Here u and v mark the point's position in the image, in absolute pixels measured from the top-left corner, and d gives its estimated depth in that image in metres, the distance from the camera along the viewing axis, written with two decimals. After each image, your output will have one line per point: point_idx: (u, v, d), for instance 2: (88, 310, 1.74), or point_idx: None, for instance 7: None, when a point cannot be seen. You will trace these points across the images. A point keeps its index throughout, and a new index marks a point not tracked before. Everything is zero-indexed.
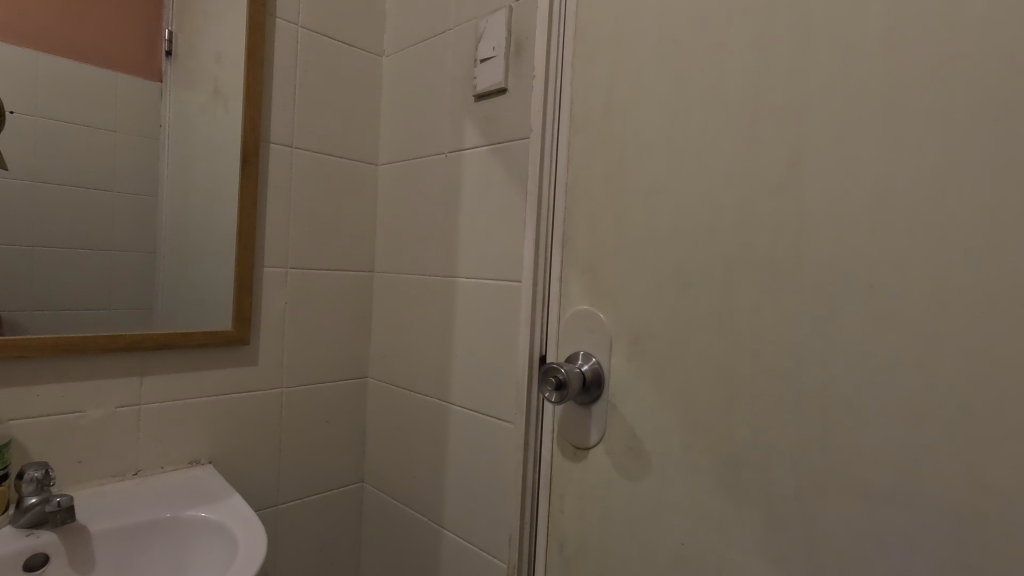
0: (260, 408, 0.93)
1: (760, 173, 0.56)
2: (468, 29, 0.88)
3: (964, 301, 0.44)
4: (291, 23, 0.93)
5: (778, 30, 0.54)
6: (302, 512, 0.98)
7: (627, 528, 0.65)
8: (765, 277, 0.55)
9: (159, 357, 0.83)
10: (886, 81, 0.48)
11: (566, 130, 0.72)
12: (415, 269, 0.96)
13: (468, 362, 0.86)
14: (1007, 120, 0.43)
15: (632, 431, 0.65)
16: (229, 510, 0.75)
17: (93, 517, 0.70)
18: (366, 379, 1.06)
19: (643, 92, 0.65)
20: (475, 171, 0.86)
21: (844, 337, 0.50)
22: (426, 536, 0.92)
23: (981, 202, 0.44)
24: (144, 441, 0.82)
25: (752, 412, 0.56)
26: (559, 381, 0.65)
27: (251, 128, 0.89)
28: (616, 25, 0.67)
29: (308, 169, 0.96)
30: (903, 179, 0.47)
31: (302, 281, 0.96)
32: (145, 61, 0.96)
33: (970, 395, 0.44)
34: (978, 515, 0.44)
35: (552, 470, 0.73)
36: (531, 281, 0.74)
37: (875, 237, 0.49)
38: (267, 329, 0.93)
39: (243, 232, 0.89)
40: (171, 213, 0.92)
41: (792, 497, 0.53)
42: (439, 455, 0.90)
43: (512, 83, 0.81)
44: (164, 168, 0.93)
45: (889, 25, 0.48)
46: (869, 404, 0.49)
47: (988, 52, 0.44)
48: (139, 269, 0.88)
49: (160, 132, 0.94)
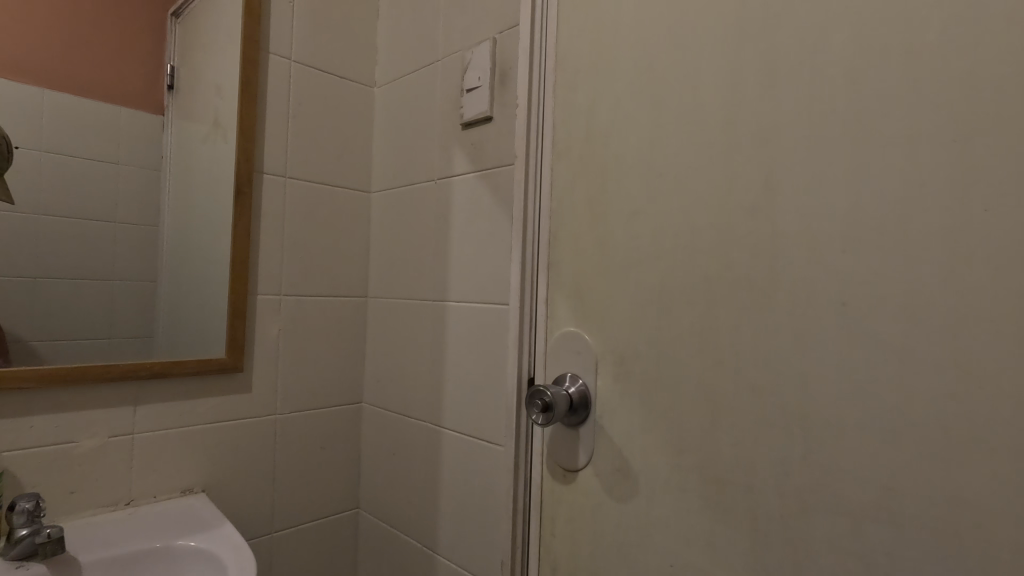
0: (254, 435, 0.93)
1: (735, 197, 0.57)
2: (455, 60, 0.91)
3: (933, 316, 0.45)
4: (283, 58, 0.96)
5: (748, 58, 0.56)
6: (296, 541, 0.98)
7: (617, 551, 0.64)
8: (743, 296, 0.56)
9: (154, 386, 0.84)
10: (850, 104, 0.50)
11: (548, 157, 0.74)
12: (408, 293, 0.97)
13: (460, 386, 0.87)
14: (966, 141, 0.44)
15: (619, 451, 0.65)
16: (221, 538, 0.75)
17: (84, 548, 0.71)
18: (361, 405, 1.07)
19: (621, 118, 0.66)
20: (465, 197, 0.88)
21: (819, 354, 0.51)
22: (420, 563, 0.91)
23: (943, 220, 0.45)
24: (137, 470, 0.83)
25: (735, 432, 0.56)
26: (546, 404, 0.65)
27: (245, 159, 0.91)
28: (595, 56, 0.69)
29: (301, 197, 0.98)
30: (870, 197, 0.48)
31: (296, 307, 0.97)
32: (148, 95, 0.98)
33: (944, 410, 0.45)
34: (957, 530, 0.44)
35: (542, 493, 0.73)
36: (519, 305, 0.75)
37: (846, 255, 0.50)
38: (260, 356, 0.94)
39: (236, 260, 0.90)
40: (172, 245, 0.94)
41: (777, 515, 0.53)
42: (433, 481, 0.90)
43: (497, 111, 0.83)
44: (166, 199, 0.94)
45: (850, 54, 0.50)
46: (847, 422, 0.49)
47: (942, 77, 0.45)
48: (139, 299, 0.90)
49: (161, 163, 0.95)
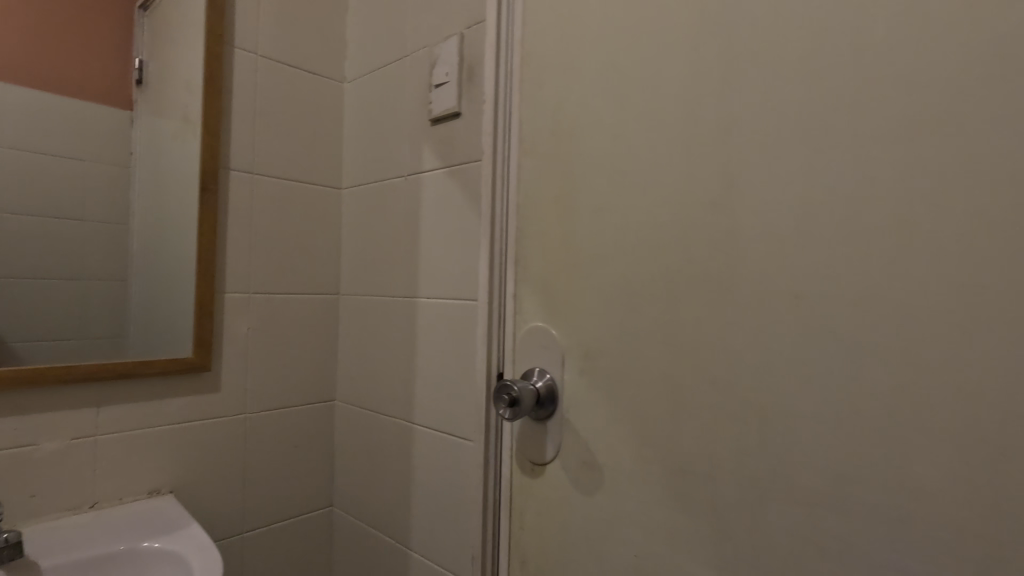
0: (224, 435, 0.92)
1: (695, 192, 0.58)
2: (423, 55, 0.90)
3: (881, 309, 0.47)
4: (249, 52, 0.95)
5: (707, 55, 0.57)
6: (268, 540, 0.97)
7: (583, 543, 0.65)
8: (702, 291, 0.57)
9: (119, 386, 0.83)
10: (804, 102, 0.51)
11: (515, 154, 0.74)
12: (379, 290, 0.97)
13: (431, 382, 0.87)
14: (911, 139, 0.45)
15: (586, 444, 0.65)
16: (188, 540, 0.74)
17: (45, 552, 0.69)
18: (334, 402, 1.06)
19: (586, 114, 0.67)
20: (434, 192, 0.87)
21: (775, 346, 0.52)
22: (394, 559, 0.91)
23: (889, 216, 0.46)
24: (101, 472, 0.81)
25: (696, 423, 0.57)
26: (512, 399, 0.65)
27: (210, 155, 0.90)
28: (560, 52, 0.70)
29: (270, 194, 0.97)
30: (822, 193, 0.50)
31: (265, 305, 0.96)
32: (116, 91, 0.96)
33: (891, 400, 0.46)
34: (903, 515, 0.45)
35: (511, 487, 0.73)
36: (487, 300, 0.76)
37: (800, 249, 0.51)
38: (229, 355, 0.93)
39: (202, 258, 0.89)
40: (142, 242, 0.92)
41: (736, 505, 0.54)
42: (406, 478, 0.90)
43: (465, 107, 0.83)
44: (133, 196, 0.93)
45: (804, 52, 0.51)
46: (801, 412, 0.50)
47: (888, 76, 0.47)
48: (108, 298, 0.88)
49: (131, 159, 0.95)
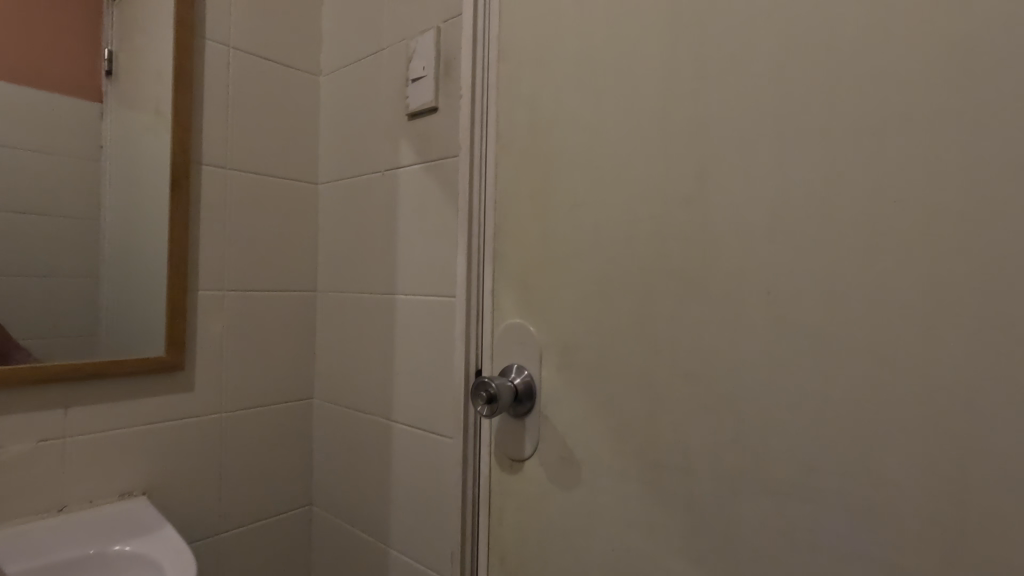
0: (198, 435, 0.91)
1: (670, 188, 0.58)
2: (400, 49, 0.89)
3: (850, 304, 0.47)
4: (220, 44, 0.93)
5: (681, 52, 0.57)
6: (245, 540, 0.96)
7: (562, 538, 0.66)
8: (678, 286, 0.57)
9: (88, 386, 0.81)
10: (775, 99, 0.51)
11: (492, 150, 0.74)
12: (357, 286, 0.96)
13: (410, 379, 0.86)
14: (878, 137, 0.46)
15: (564, 440, 0.66)
16: (161, 542, 0.73)
17: (12, 558, 0.68)
18: (312, 400, 1.05)
19: (562, 110, 0.67)
20: (412, 188, 0.86)
21: (748, 341, 0.53)
22: (374, 557, 0.91)
23: (858, 212, 0.47)
24: (71, 475, 0.79)
25: (672, 418, 0.57)
26: (490, 396, 0.65)
27: (181, 149, 0.87)
28: (536, 47, 0.69)
29: (244, 189, 0.95)
30: (794, 189, 0.50)
31: (240, 303, 0.95)
32: (85, 82, 0.93)
33: (860, 393, 0.47)
34: (872, 505, 0.46)
35: (491, 483, 0.73)
36: (465, 296, 0.75)
37: (772, 244, 0.51)
38: (203, 353, 0.91)
39: (174, 255, 0.87)
40: (115, 237, 0.90)
41: (711, 498, 0.55)
42: (385, 476, 0.89)
43: (442, 102, 0.83)
44: (106, 190, 0.90)
45: (776, 50, 0.51)
46: (773, 406, 0.51)
47: (857, 74, 0.47)
48: (81, 295, 0.86)
49: (102, 152, 0.92)
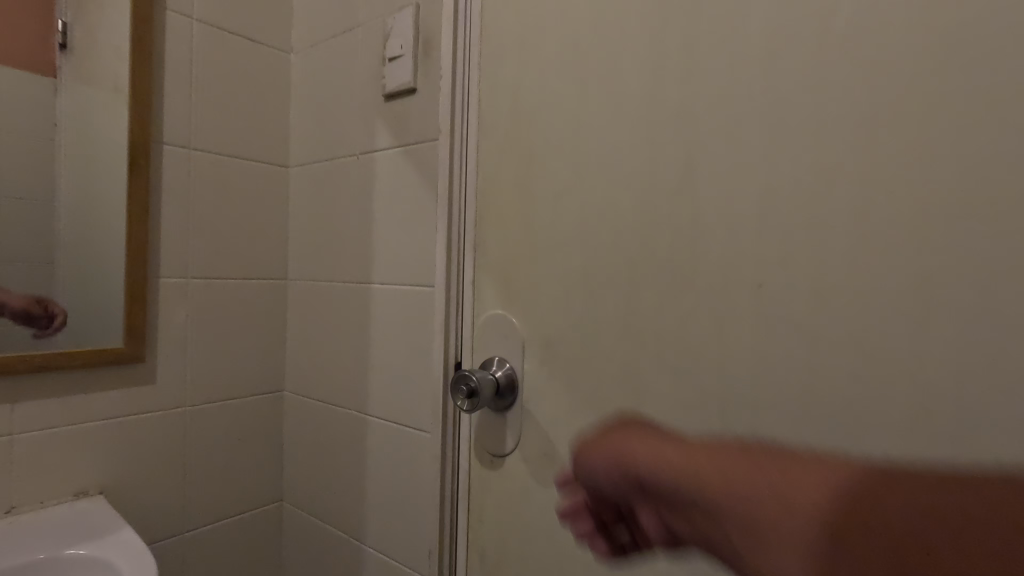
0: (160, 430, 0.86)
1: (658, 177, 0.56)
2: (376, 27, 0.85)
3: (840, 299, 0.46)
4: (182, 16, 0.87)
5: (671, 34, 0.55)
6: (212, 539, 0.92)
7: (543, 535, 0.64)
8: (665, 279, 0.56)
9: (38, 380, 0.75)
10: (768, 86, 0.50)
11: (473, 134, 0.71)
12: (330, 275, 0.92)
13: (385, 372, 0.83)
14: (872, 126, 0.45)
15: (546, 435, 0.64)
16: (118, 544, 0.69)
17: None
18: (283, 393, 1.01)
19: (547, 93, 0.64)
20: (389, 173, 0.83)
21: (736, 336, 0.51)
22: (347, 554, 0.88)
23: (849, 204, 0.46)
24: (19, 475, 0.74)
25: (657, 414, 0.56)
26: (470, 390, 0.63)
27: (139, 127, 0.82)
28: (520, 26, 0.66)
29: (209, 171, 0.90)
30: (785, 180, 0.49)
31: (205, 291, 0.90)
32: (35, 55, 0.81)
33: (849, 390, 0.46)
34: None
35: (470, 479, 0.71)
36: (444, 286, 0.72)
37: (763, 236, 0.50)
38: (165, 344, 0.86)
39: (133, 240, 0.82)
40: (70, 223, 0.81)
41: None
42: (359, 471, 0.86)
43: (421, 82, 0.79)
44: (60, 171, 0.81)
45: (769, 34, 0.50)
46: (761, 402, 0.50)
47: (852, 61, 0.46)
48: (31, 287, 0.77)
49: (55, 131, 0.81)
